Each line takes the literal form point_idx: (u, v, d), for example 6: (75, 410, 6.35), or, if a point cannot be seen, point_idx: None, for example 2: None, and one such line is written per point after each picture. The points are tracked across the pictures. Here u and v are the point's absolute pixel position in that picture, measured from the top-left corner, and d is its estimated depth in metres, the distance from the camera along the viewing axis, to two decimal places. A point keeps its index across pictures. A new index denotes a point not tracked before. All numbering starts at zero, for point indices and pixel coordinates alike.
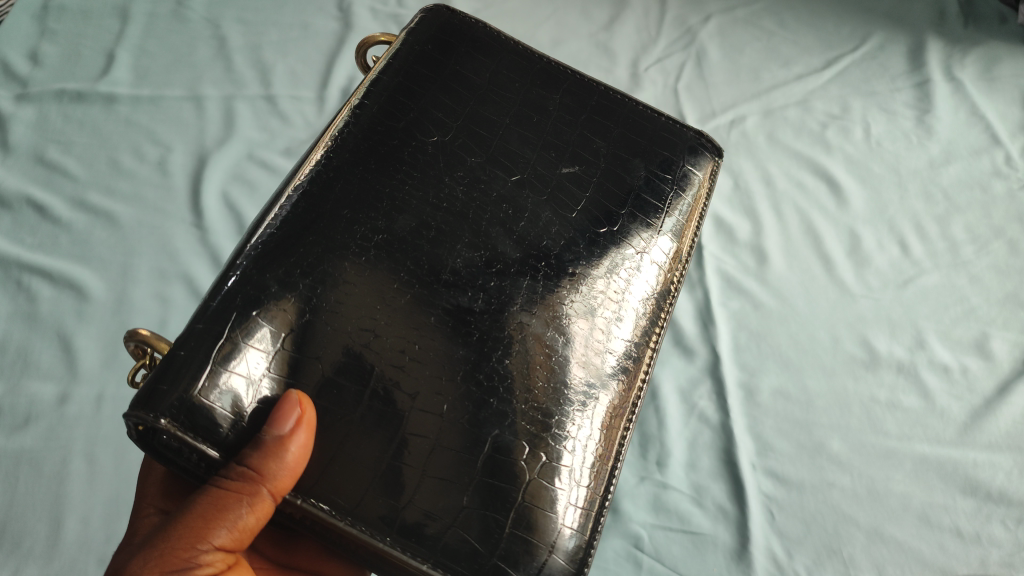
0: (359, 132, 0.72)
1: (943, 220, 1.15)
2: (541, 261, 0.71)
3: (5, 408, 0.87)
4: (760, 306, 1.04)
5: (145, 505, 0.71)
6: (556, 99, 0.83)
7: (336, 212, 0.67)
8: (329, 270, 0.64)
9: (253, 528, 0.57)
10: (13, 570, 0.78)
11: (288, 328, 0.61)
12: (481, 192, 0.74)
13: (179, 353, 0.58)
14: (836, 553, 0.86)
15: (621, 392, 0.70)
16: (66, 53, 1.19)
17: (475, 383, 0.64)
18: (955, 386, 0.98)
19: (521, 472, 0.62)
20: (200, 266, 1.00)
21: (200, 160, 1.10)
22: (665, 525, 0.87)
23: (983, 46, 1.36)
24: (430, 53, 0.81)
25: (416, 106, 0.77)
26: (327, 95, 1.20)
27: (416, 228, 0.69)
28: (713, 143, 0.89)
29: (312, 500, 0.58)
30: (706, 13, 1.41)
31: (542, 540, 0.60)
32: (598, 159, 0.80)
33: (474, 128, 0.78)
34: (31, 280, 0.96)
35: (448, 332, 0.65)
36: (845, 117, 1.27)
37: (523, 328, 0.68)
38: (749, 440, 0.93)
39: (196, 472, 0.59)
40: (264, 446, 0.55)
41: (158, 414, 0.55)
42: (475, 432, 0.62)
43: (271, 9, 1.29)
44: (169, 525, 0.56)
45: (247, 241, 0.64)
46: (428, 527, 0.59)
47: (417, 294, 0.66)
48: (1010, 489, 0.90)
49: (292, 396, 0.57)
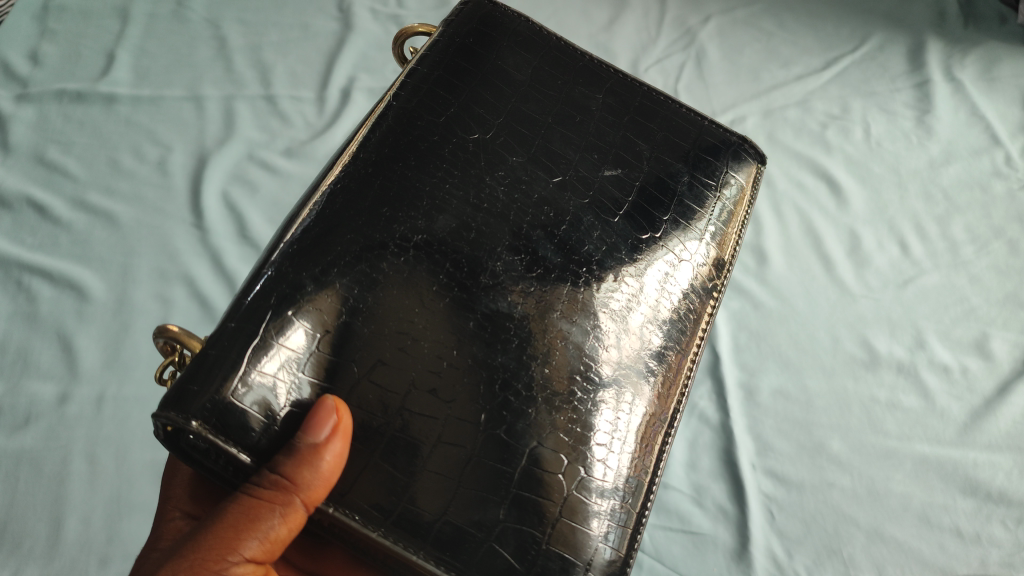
0: (398, 126, 0.73)
1: (943, 220, 1.15)
2: (581, 267, 0.71)
3: (5, 408, 0.87)
4: (760, 306, 1.05)
5: (171, 508, 0.72)
6: (599, 97, 0.85)
7: (375, 209, 0.67)
8: (367, 271, 0.64)
9: (284, 539, 0.57)
10: (13, 570, 0.78)
11: (323, 329, 0.61)
12: (522, 193, 0.73)
13: (210, 352, 0.58)
14: (836, 553, 0.86)
15: (658, 402, 0.70)
16: (66, 53, 1.19)
17: (513, 392, 0.64)
18: (955, 386, 0.98)
19: (559, 486, 0.62)
20: (200, 267, 1.00)
21: (200, 160, 1.10)
22: (666, 526, 0.87)
23: (983, 46, 1.36)
24: (472, 47, 0.82)
25: (457, 101, 0.77)
26: (327, 95, 1.20)
27: (456, 229, 0.68)
28: (756, 148, 0.91)
29: (344, 509, 0.58)
30: (706, 13, 1.41)
31: (578, 556, 0.61)
32: (641, 162, 0.81)
33: (515, 126, 0.78)
34: (32, 280, 0.96)
35: (487, 337, 0.65)
36: (845, 117, 1.27)
37: (564, 337, 0.68)
38: (749, 439, 0.93)
39: (224, 475, 0.58)
40: (299, 454, 0.55)
41: (189, 416, 0.55)
42: (513, 444, 0.62)
43: (272, 9, 1.29)
44: (197, 534, 0.56)
45: (281, 237, 0.64)
46: (465, 541, 0.59)
47: (456, 298, 0.65)
48: (1009, 489, 0.90)
49: (329, 401, 0.57)
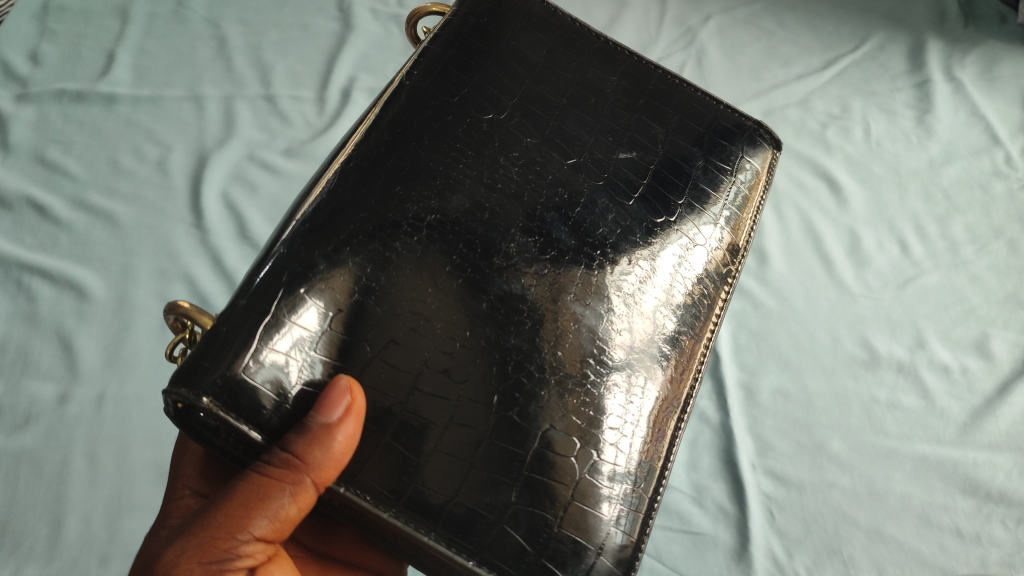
0: (411, 107, 0.73)
1: (942, 220, 1.15)
2: (595, 250, 0.71)
3: (5, 408, 0.87)
4: (760, 305, 1.05)
5: (180, 487, 0.71)
6: (614, 80, 0.85)
7: (388, 188, 0.67)
8: (380, 250, 0.64)
9: (293, 518, 0.57)
10: (13, 570, 0.78)
11: (335, 307, 0.61)
12: (536, 174, 0.74)
13: (221, 329, 0.58)
14: (836, 553, 0.86)
15: (671, 386, 0.71)
16: (66, 53, 1.19)
17: (526, 374, 0.64)
18: (955, 386, 0.98)
19: (571, 470, 0.62)
20: (200, 267, 1.00)
21: (200, 161, 1.10)
22: (666, 525, 0.87)
23: (983, 46, 1.36)
24: (486, 27, 0.82)
25: (471, 81, 0.77)
26: (327, 95, 1.20)
27: (470, 210, 0.68)
28: (771, 134, 0.90)
29: (354, 489, 0.58)
30: (706, 13, 1.41)
31: (590, 541, 0.61)
32: (655, 145, 0.81)
33: (530, 107, 0.78)
34: (32, 280, 0.96)
35: (500, 319, 0.65)
36: (845, 117, 1.27)
37: (578, 320, 0.68)
38: (748, 439, 0.93)
39: (235, 454, 0.59)
40: (311, 433, 0.54)
41: (200, 393, 0.55)
42: (524, 426, 0.62)
43: (271, 9, 1.29)
44: (207, 512, 0.56)
45: (292, 216, 0.65)
46: (476, 522, 0.59)
47: (469, 279, 0.65)
48: (1010, 489, 0.90)
49: (342, 382, 0.56)
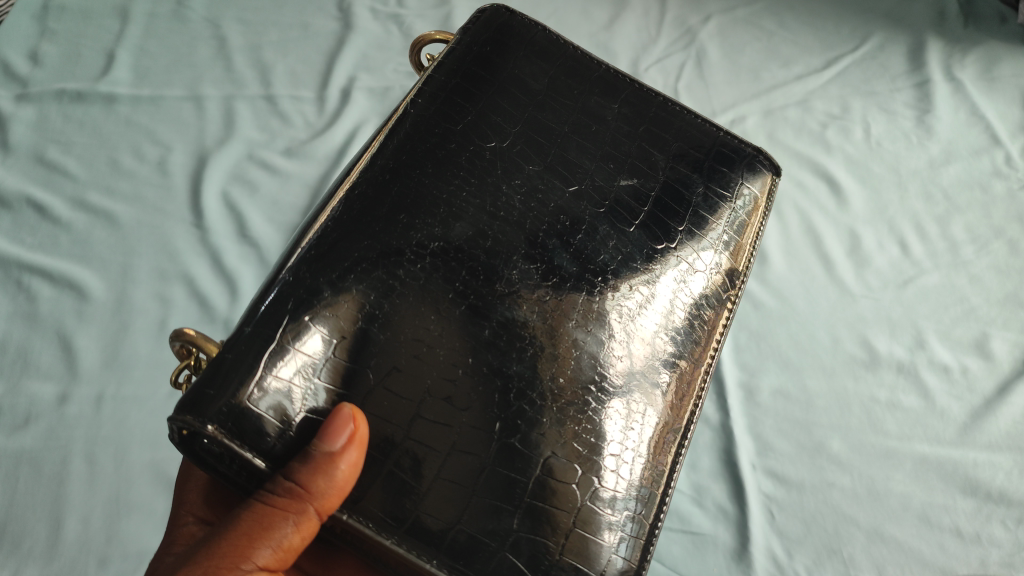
0: (417, 134, 0.73)
1: (942, 220, 1.15)
2: (597, 277, 0.72)
3: (5, 407, 0.87)
4: (760, 306, 1.05)
5: (184, 513, 0.72)
6: (615, 107, 0.85)
7: (392, 215, 0.66)
8: (384, 278, 0.64)
9: (296, 547, 0.57)
10: (13, 570, 0.78)
11: (340, 334, 0.61)
12: (538, 202, 0.74)
13: (227, 356, 0.58)
14: (836, 553, 0.86)
15: (671, 411, 0.71)
16: (65, 53, 1.19)
17: (527, 402, 0.64)
18: (956, 386, 0.98)
19: (572, 497, 0.62)
20: (200, 267, 1.00)
21: (200, 161, 1.10)
22: (666, 526, 0.87)
23: (983, 46, 1.36)
24: (489, 56, 0.82)
25: (474, 109, 0.77)
26: (327, 95, 1.20)
27: (472, 237, 0.68)
28: (771, 160, 0.90)
29: (357, 516, 0.58)
30: (706, 13, 1.41)
31: (591, 568, 0.61)
32: (656, 172, 0.81)
33: (532, 135, 0.78)
34: (31, 280, 0.96)
35: (502, 347, 0.65)
36: (845, 117, 1.27)
37: (579, 346, 0.68)
38: (749, 440, 0.93)
39: (239, 481, 0.58)
40: (314, 462, 0.54)
41: (205, 420, 0.55)
42: (526, 452, 0.62)
43: (271, 9, 1.29)
44: (211, 542, 0.55)
45: (297, 244, 0.64)
46: (479, 549, 0.59)
47: (471, 307, 0.65)
48: (1010, 489, 0.90)
49: (345, 410, 0.56)
